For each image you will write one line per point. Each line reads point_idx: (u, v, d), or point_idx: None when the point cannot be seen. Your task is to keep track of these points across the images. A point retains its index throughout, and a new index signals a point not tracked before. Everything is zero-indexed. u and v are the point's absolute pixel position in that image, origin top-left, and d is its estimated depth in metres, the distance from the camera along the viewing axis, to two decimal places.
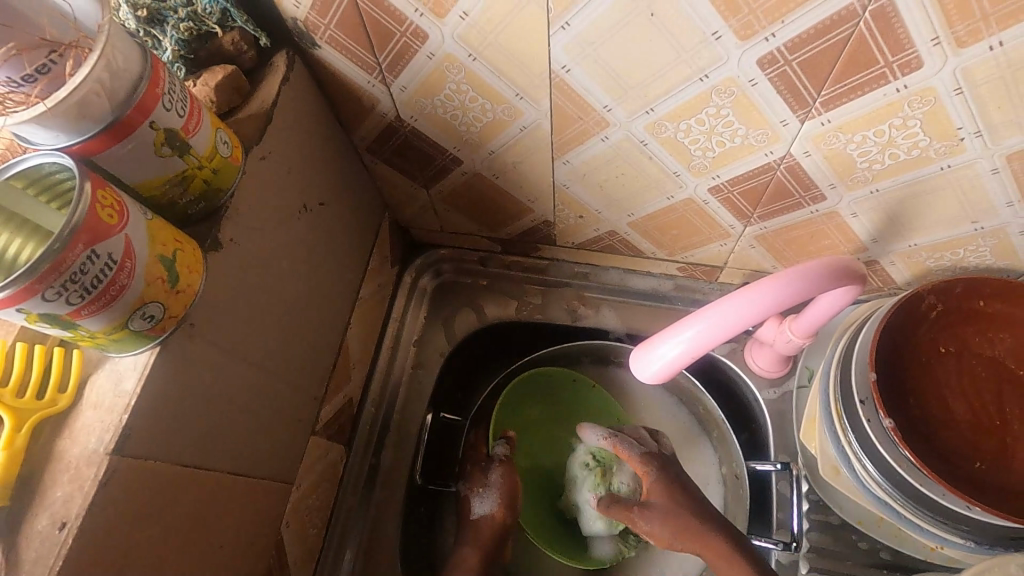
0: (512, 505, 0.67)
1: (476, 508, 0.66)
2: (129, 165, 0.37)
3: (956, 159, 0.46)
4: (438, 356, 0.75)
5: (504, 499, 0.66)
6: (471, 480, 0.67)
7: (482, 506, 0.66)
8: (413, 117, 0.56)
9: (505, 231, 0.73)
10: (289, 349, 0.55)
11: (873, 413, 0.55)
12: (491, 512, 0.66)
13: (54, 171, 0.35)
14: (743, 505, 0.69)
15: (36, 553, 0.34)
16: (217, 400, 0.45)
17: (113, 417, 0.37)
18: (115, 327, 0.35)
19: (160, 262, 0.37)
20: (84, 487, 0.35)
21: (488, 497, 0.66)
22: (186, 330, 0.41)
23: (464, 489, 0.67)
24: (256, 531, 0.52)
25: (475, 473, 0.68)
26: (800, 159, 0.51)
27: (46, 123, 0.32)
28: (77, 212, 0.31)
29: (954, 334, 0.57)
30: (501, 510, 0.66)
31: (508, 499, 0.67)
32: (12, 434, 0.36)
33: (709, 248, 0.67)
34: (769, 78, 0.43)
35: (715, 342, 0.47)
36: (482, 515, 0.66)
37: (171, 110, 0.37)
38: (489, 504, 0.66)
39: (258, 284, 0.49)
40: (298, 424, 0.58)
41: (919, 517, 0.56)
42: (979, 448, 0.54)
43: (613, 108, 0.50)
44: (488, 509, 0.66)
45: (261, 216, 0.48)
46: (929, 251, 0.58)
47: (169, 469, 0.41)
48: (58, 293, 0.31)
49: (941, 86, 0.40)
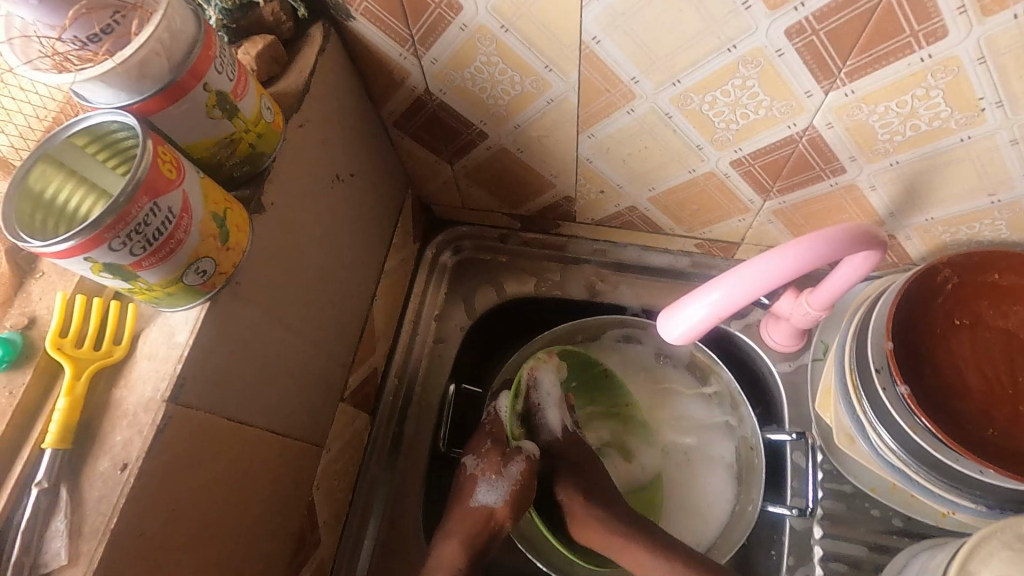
0: (516, 509, 0.61)
1: (480, 496, 0.61)
2: (183, 126, 0.38)
3: (976, 130, 0.47)
4: (459, 331, 0.77)
5: (509, 500, 0.61)
6: (487, 462, 0.63)
7: (488, 496, 0.61)
8: (442, 90, 0.58)
9: (526, 208, 0.75)
10: (321, 315, 0.56)
11: (889, 381, 0.57)
12: (495, 505, 0.61)
13: (115, 130, 0.36)
14: (758, 476, 0.69)
15: (100, 492, 0.36)
16: (258, 358, 0.47)
17: (167, 367, 0.39)
18: (171, 280, 0.37)
19: (213, 219, 0.38)
20: (143, 432, 0.37)
21: (496, 490, 0.61)
22: (233, 289, 0.42)
23: (475, 470, 0.63)
24: (291, 489, 0.54)
25: (491, 457, 0.63)
26: (822, 131, 0.52)
27: (109, 81, 0.34)
28: (141, 167, 0.33)
29: (969, 307, 0.59)
30: (503, 509, 0.61)
31: (515, 503, 0.61)
32: (73, 381, 0.37)
33: (728, 224, 0.68)
34: (796, 48, 0.44)
35: (737, 304, 0.49)
36: (484, 505, 0.61)
37: (223, 73, 0.38)
38: (494, 498, 0.61)
39: (295, 249, 0.50)
40: (329, 389, 0.60)
41: (933, 484, 0.57)
42: (993, 415, 0.56)
43: (640, 80, 0.51)
44: (491, 503, 0.61)
45: (298, 183, 0.50)
46: (946, 225, 0.59)
47: (218, 420, 0.42)
48: (123, 243, 0.33)
49: (964, 56, 0.42)
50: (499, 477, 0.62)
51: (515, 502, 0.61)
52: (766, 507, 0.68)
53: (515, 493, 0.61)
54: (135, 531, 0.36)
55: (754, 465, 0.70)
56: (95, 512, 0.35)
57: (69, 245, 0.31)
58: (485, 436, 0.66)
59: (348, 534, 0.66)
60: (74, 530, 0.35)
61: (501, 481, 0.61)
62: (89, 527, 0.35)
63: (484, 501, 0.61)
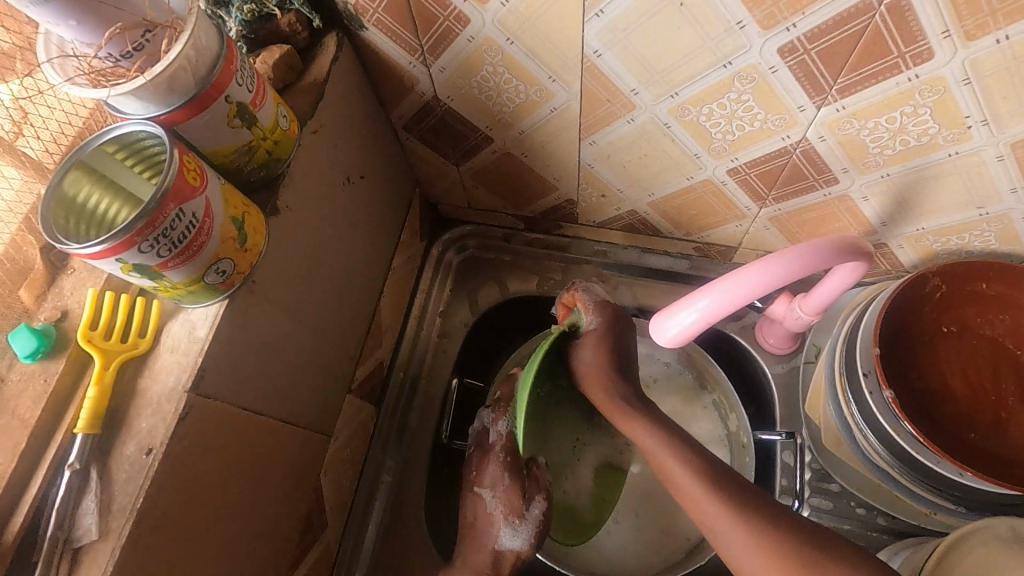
0: (539, 543, 0.60)
1: (505, 540, 0.59)
2: (205, 135, 0.41)
3: (962, 147, 0.49)
4: (463, 327, 0.79)
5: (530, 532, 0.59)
6: (508, 507, 0.59)
7: (514, 540, 0.59)
8: (450, 96, 0.60)
9: (529, 208, 0.77)
10: (332, 312, 0.59)
11: (875, 386, 0.59)
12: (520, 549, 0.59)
13: (144, 139, 0.39)
14: (748, 472, 0.71)
15: (127, 474, 0.39)
16: (272, 352, 0.50)
17: (188, 360, 0.41)
18: (193, 280, 0.40)
19: (233, 223, 0.41)
20: (167, 419, 0.40)
21: (522, 534, 0.59)
22: (249, 287, 0.45)
23: (496, 510, 0.60)
24: (301, 475, 0.57)
25: (511, 492, 0.59)
26: (815, 143, 0.54)
27: (140, 95, 0.37)
28: (169, 175, 0.36)
29: (958, 314, 0.61)
30: (529, 549, 0.59)
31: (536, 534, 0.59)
32: (101, 371, 0.40)
33: (726, 229, 0.70)
34: (789, 66, 0.46)
35: (728, 311, 0.51)
36: (509, 549, 0.59)
37: (243, 86, 0.41)
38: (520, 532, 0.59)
39: (308, 249, 0.53)
40: (337, 381, 0.63)
41: (912, 483, 0.60)
42: (975, 420, 0.58)
43: (640, 92, 0.53)
44: (516, 545, 0.59)
45: (311, 187, 0.52)
46: (936, 235, 0.61)
47: (235, 410, 0.45)
48: (151, 245, 0.36)
49: (950, 77, 0.43)
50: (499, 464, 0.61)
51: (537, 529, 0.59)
52: None
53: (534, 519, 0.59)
54: (159, 510, 0.39)
55: (745, 463, 0.72)
56: (123, 492, 0.38)
57: (102, 248, 0.34)
58: (500, 462, 0.61)
59: (353, 518, 0.69)
60: (104, 508, 0.38)
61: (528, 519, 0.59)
62: (117, 506, 0.38)
63: (507, 543, 0.59)
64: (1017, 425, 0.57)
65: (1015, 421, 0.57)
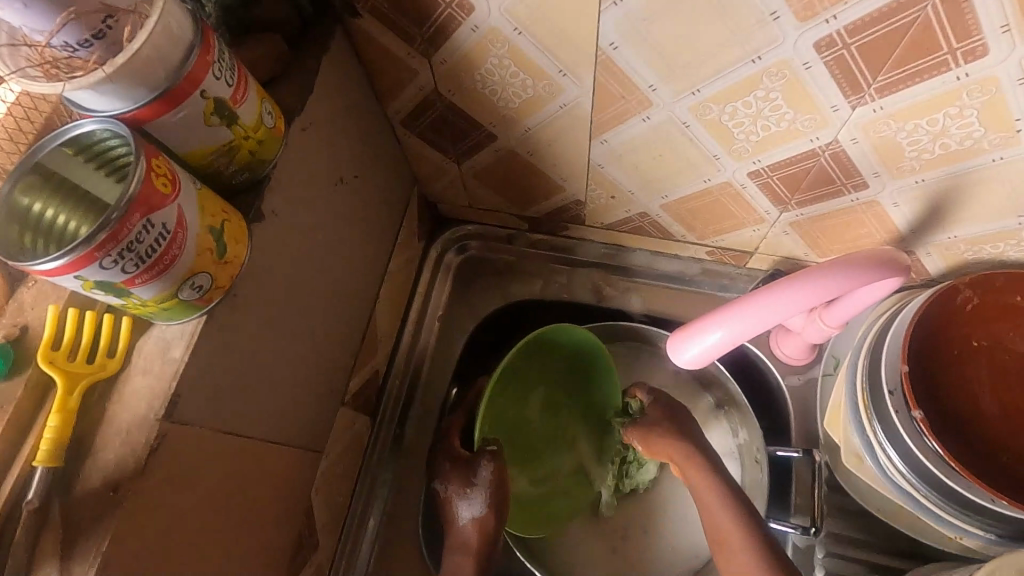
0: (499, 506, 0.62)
1: (464, 512, 0.62)
2: (179, 134, 0.36)
3: (1009, 152, 0.45)
4: (463, 333, 0.77)
5: (493, 501, 0.61)
6: (455, 483, 0.62)
7: (470, 508, 0.61)
8: (451, 91, 0.55)
9: (533, 209, 0.73)
10: (325, 321, 0.56)
11: (901, 404, 0.56)
12: (479, 516, 0.61)
13: (105, 138, 0.34)
14: (763, 491, 0.68)
15: (91, 512, 0.35)
16: (259, 369, 0.46)
17: (162, 384, 0.38)
18: (165, 296, 0.36)
19: (210, 233, 0.37)
20: (136, 451, 0.36)
21: (475, 501, 0.61)
22: (229, 301, 0.41)
23: (447, 491, 0.63)
24: (291, 497, 0.53)
25: (457, 474, 0.62)
26: (846, 146, 0.50)
27: (100, 89, 0.32)
28: (135, 182, 0.31)
29: (989, 329, 0.57)
30: (488, 516, 0.61)
31: (498, 500, 0.62)
32: (64, 397, 0.36)
33: (742, 234, 0.66)
34: (825, 62, 0.42)
35: (754, 333, 0.47)
36: (469, 520, 0.61)
37: (221, 79, 0.36)
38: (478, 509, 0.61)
39: (299, 257, 0.49)
40: (330, 394, 0.59)
41: (941, 509, 0.56)
42: (1007, 442, 0.54)
43: (658, 88, 0.49)
44: (476, 515, 0.61)
45: (301, 189, 0.48)
46: (969, 243, 0.57)
47: (215, 435, 0.42)
48: (115, 261, 0.32)
49: (1004, 76, 0.39)
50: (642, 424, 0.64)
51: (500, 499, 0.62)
52: (769, 523, 0.66)
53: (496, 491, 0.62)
54: (128, 551, 0.36)
55: (758, 479, 0.69)
56: (86, 534, 0.35)
57: (58, 265, 0.30)
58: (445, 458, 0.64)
59: (347, 534, 0.66)
60: (66, 552, 0.34)
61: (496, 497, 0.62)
62: (81, 550, 0.34)
63: (466, 517, 0.61)
64: None
65: None
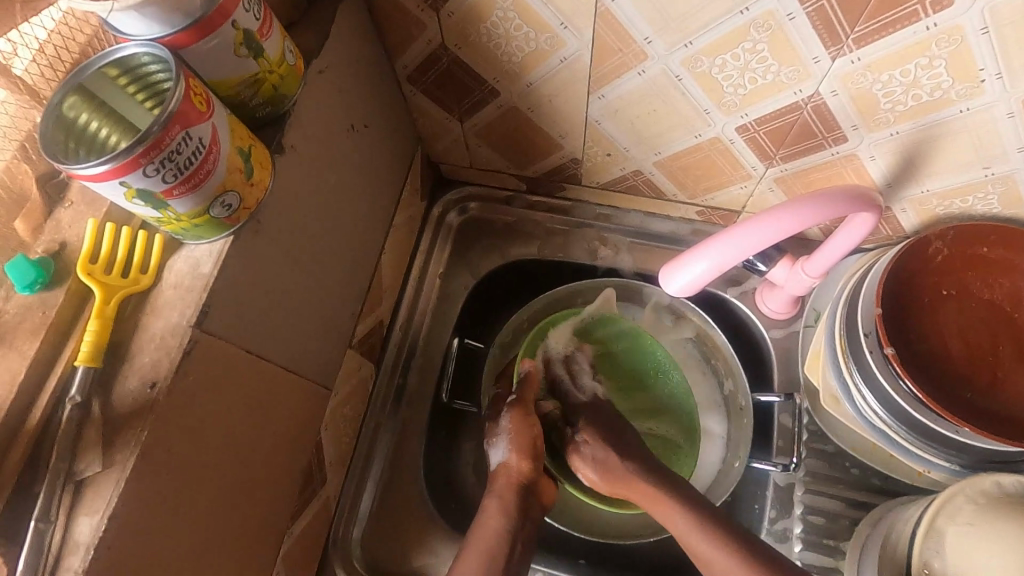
0: (531, 456, 0.63)
1: (496, 457, 0.64)
2: (209, 62, 0.39)
3: (974, 103, 0.49)
4: (464, 289, 0.80)
5: (518, 448, 0.63)
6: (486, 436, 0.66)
7: (497, 454, 0.64)
8: (457, 45, 0.58)
9: (532, 169, 0.76)
10: (335, 263, 0.58)
11: (875, 345, 0.60)
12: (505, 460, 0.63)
13: (147, 63, 0.37)
14: (746, 434, 0.72)
15: (130, 408, 0.38)
16: (278, 297, 0.49)
17: (193, 295, 0.41)
18: (199, 211, 0.39)
19: (239, 154, 0.40)
20: (170, 354, 0.39)
21: (500, 446, 0.64)
22: (253, 226, 0.44)
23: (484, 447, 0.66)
24: (303, 427, 0.56)
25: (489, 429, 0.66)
26: (827, 98, 0.53)
27: (143, 10, 0.35)
28: (175, 96, 0.34)
29: (958, 278, 0.61)
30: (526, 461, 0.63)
31: (525, 449, 0.63)
32: (102, 305, 0.39)
33: (730, 192, 0.69)
34: (807, 13, 0.46)
35: (737, 261, 0.51)
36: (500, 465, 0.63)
37: (250, 13, 0.39)
38: (507, 454, 0.63)
39: (314, 195, 0.52)
40: (339, 334, 0.62)
41: (910, 443, 0.61)
42: (971, 380, 0.58)
43: (653, 41, 0.52)
44: (504, 460, 0.63)
45: (317, 131, 0.51)
46: (940, 198, 0.61)
47: (240, 351, 0.45)
48: (156, 170, 0.34)
49: (968, 26, 0.43)
50: (582, 460, 0.65)
51: (528, 447, 0.63)
52: (752, 464, 0.70)
53: (522, 437, 0.63)
54: (163, 445, 0.39)
55: (743, 425, 0.72)
56: (126, 427, 0.38)
57: (105, 169, 0.33)
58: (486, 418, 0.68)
59: (353, 474, 0.69)
60: (107, 441, 0.37)
61: (519, 443, 0.63)
62: (122, 441, 0.37)
63: (498, 462, 0.64)
64: (1013, 384, 0.58)
65: (1011, 382, 0.58)
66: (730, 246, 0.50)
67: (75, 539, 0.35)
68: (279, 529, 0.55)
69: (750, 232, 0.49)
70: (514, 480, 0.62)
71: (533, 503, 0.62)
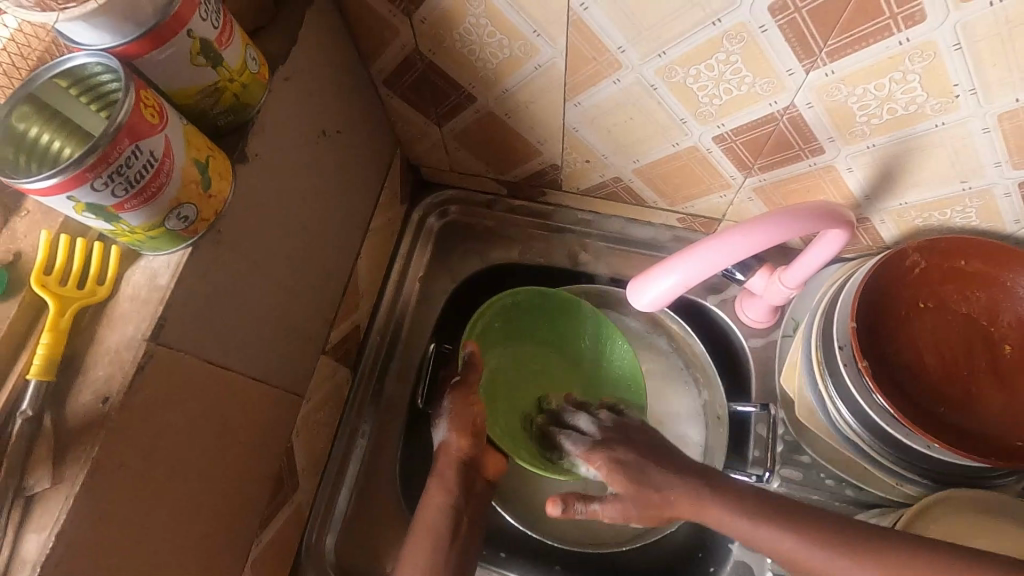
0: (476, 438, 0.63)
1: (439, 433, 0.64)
2: (164, 71, 0.38)
3: (950, 117, 0.48)
4: (443, 293, 0.79)
5: (459, 427, 0.63)
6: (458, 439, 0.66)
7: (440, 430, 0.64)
8: (432, 51, 0.58)
9: (513, 174, 0.75)
10: (307, 271, 0.58)
11: (850, 358, 0.59)
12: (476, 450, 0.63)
13: (98, 73, 0.37)
14: (721, 444, 0.72)
15: (83, 423, 0.38)
16: (244, 307, 0.49)
17: (149, 309, 0.40)
18: (153, 225, 0.38)
19: (195, 166, 0.39)
20: (124, 368, 0.39)
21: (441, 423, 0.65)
22: (213, 237, 0.44)
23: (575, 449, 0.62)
24: (273, 435, 0.56)
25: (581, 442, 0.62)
26: (803, 110, 0.53)
27: (92, 22, 0.34)
28: (124, 110, 0.34)
29: (935, 292, 0.61)
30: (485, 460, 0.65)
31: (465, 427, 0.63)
32: (56, 317, 0.39)
33: (710, 200, 0.69)
34: (779, 25, 0.45)
35: (705, 276, 0.51)
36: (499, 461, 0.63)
37: (207, 21, 0.39)
38: (446, 432, 0.63)
39: (281, 203, 0.52)
40: (312, 341, 0.61)
41: (883, 456, 0.61)
42: (944, 394, 0.58)
43: (627, 50, 0.51)
44: (444, 439, 0.63)
45: (284, 137, 0.51)
46: (919, 210, 0.60)
47: (201, 364, 0.44)
48: (105, 183, 0.34)
49: (941, 41, 0.42)
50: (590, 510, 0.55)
51: (466, 424, 0.63)
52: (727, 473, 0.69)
53: (461, 415, 0.63)
54: (117, 459, 0.39)
55: (720, 434, 0.72)
56: (77, 443, 0.37)
57: (53, 183, 0.32)
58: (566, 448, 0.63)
59: (327, 479, 0.69)
60: (58, 457, 0.37)
61: (461, 420, 0.63)
62: (71, 458, 0.37)
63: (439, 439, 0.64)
64: (986, 401, 0.58)
65: (985, 397, 0.58)
66: (699, 259, 0.50)
67: (23, 554, 0.35)
68: (245, 538, 0.55)
69: (721, 244, 0.49)
70: (455, 459, 0.62)
71: (475, 478, 0.63)
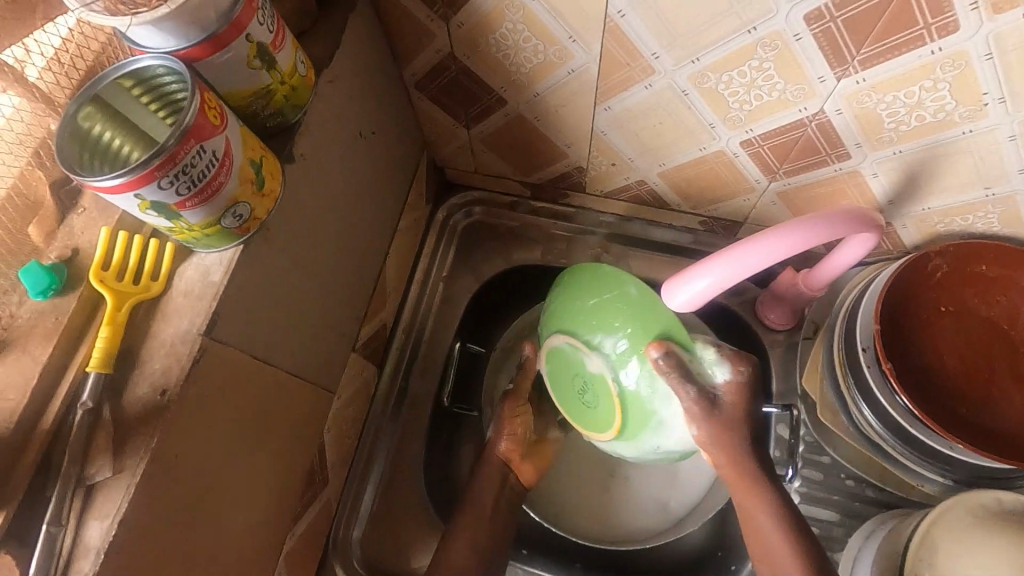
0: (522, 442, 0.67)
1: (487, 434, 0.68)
2: (222, 74, 0.40)
3: (978, 124, 0.49)
4: (467, 293, 0.80)
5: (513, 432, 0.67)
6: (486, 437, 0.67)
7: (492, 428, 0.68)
8: (466, 55, 0.59)
9: (537, 176, 0.77)
10: (342, 269, 0.59)
11: (873, 360, 0.61)
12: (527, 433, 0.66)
13: (161, 74, 0.38)
14: None
15: (140, 415, 0.39)
16: (286, 304, 0.50)
17: (203, 304, 0.41)
18: (210, 222, 0.39)
19: (250, 165, 0.41)
20: (180, 362, 0.40)
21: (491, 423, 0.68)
22: (261, 235, 0.45)
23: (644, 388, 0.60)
24: (308, 430, 0.57)
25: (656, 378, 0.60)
26: (832, 116, 0.54)
27: (160, 26, 0.36)
28: (191, 112, 0.35)
29: (955, 295, 0.62)
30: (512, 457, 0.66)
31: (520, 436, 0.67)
32: (114, 311, 0.40)
33: (733, 203, 0.70)
34: (813, 34, 0.46)
35: (740, 278, 0.51)
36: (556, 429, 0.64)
37: (264, 26, 0.40)
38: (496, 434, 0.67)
39: (321, 203, 0.53)
40: (344, 338, 0.62)
41: (904, 456, 0.62)
42: (964, 396, 0.59)
43: (661, 56, 0.52)
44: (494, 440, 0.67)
45: (325, 138, 0.52)
46: (942, 215, 0.61)
47: (248, 359, 0.45)
48: (171, 182, 0.35)
49: (973, 51, 0.44)
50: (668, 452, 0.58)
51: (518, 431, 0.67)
52: None
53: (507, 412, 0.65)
54: (172, 450, 0.40)
55: None
56: (136, 434, 0.38)
57: (121, 182, 0.33)
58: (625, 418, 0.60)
59: (354, 475, 0.70)
60: (117, 447, 0.38)
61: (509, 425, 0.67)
62: (130, 449, 0.38)
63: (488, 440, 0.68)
64: (1006, 403, 0.59)
65: (1006, 400, 0.59)
66: (738, 261, 0.50)
67: (86, 541, 0.36)
68: (280, 531, 0.56)
69: (759, 247, 0.50)
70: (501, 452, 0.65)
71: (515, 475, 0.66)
